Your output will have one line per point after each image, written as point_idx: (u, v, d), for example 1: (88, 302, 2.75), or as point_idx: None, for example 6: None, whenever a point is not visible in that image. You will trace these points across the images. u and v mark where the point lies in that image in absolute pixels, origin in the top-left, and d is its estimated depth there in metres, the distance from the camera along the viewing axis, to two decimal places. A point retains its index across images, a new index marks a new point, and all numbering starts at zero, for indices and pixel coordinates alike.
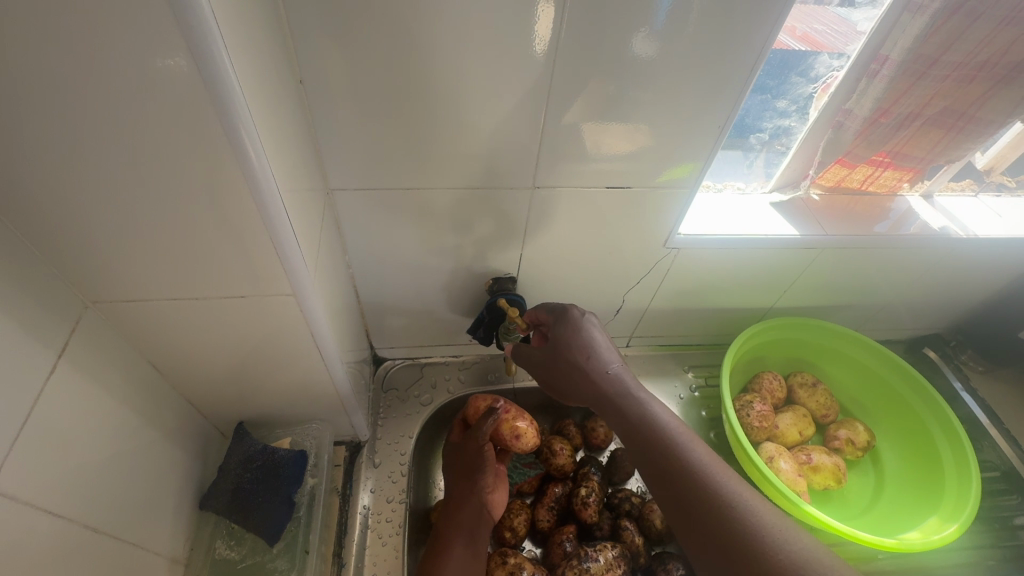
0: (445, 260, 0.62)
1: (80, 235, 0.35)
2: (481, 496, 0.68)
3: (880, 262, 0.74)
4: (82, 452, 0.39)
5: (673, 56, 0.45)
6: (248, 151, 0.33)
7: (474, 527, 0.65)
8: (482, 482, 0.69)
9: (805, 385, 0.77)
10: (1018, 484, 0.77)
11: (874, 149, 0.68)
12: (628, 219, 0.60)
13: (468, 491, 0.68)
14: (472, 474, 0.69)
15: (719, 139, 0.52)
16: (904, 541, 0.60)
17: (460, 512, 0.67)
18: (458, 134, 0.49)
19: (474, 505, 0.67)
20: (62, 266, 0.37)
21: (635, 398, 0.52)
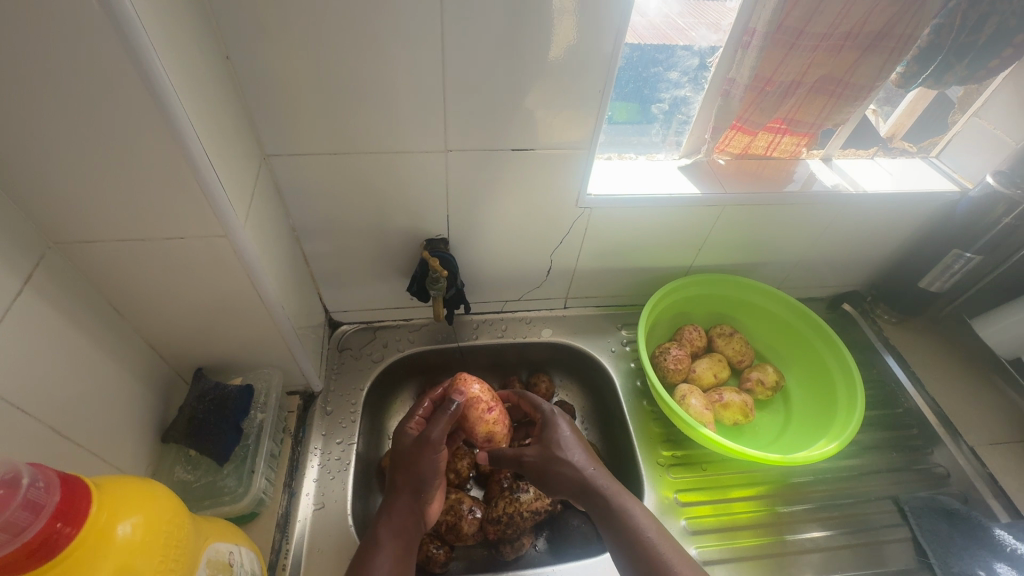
0: (379, 222, 0.70)
1: (42, 182, 0.43)
2: (418, 499, 0.66)
3: (783, 219, 0.81)
4: (48, 367, 0.47)
5: (548, 27, 0.52)
6: (171, 105, 0.40)
7: (405, 532, 0.63)
8: (421, 483, 0.66)
9: (723, 334, 0.85)
10: (925, 429, 0.83)
11: (767, 116, 0.76)
12: (539, 179, 0.68)
13: (404, 493, 0.65)
14: (411, 474, 0.66)
15: (602, 102, 0.60)
16: (789, 459, 0.69)
17: (394, 517, 0.64)
18: (371, 101, 0.56)
19: (410, 509, 0.65)
20: (26, 208, 0.44)
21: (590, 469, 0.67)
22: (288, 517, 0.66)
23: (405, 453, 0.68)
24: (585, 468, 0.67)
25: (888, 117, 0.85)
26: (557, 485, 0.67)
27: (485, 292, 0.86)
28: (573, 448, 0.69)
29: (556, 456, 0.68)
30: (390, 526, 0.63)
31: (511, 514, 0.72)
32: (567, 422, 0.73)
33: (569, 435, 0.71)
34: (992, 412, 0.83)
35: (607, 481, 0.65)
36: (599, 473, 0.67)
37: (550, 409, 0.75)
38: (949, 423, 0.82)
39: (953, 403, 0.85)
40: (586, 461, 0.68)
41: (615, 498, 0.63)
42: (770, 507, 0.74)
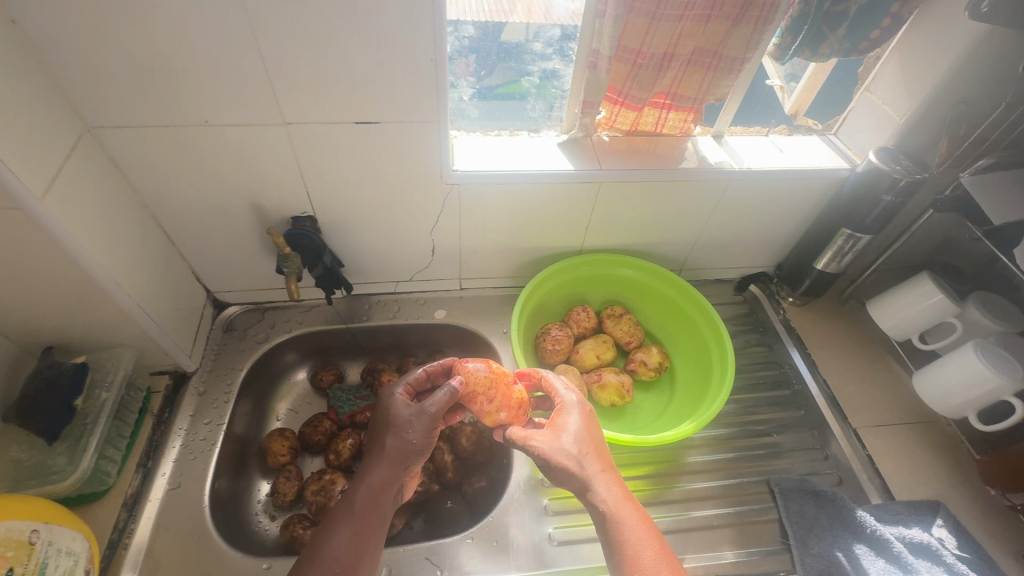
0: (236, 200, 0.68)
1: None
2: (398, 469, 0.60)
3: (671, 197, 0.79)
4: None
5: None
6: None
7: (376, 505, 0.58)
8: (410, 457, 0.61)
9: (613, 316, 0.84)
10: (818, 422, 0.80)
11: (647, 91, 0.73)
12: (395, 153, 0.66)
13: (386, 460, 0.60)
14: (397, 441, 0.61)
15: (438, 71, 0.57)
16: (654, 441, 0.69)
17: (369, 484, 0.59)
18: (189, 70, 0.54)
19: (390, 482, 0.59)
20: None
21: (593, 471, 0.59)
22: (139, 497, 0.66)
23: (396, 420, 0.62)
24: (589, 469, 0.59)
25: (791, 93, 0.82)
26: (559, 477, 0.60)
27: (371, 273, 0.84)
28: (584, 443, 0.61)
29: (565, 449, 0.60)
30: (364, 498, 0.58)
31: None
32: (580, 414, 0.63)
33: (580, 428, 0.62)
34: (881, 395, 0.82)
35: (615, 489, 0.58)
36: (607, 475, 0.59)
37: (569, 397, 0.65)
38: (837, 405, 0.81)
39: (844, 386, 0.84)
40: (597, 459, 0.60)
41: (619, 512, 0.57)
42: (644, 487, 0.73)
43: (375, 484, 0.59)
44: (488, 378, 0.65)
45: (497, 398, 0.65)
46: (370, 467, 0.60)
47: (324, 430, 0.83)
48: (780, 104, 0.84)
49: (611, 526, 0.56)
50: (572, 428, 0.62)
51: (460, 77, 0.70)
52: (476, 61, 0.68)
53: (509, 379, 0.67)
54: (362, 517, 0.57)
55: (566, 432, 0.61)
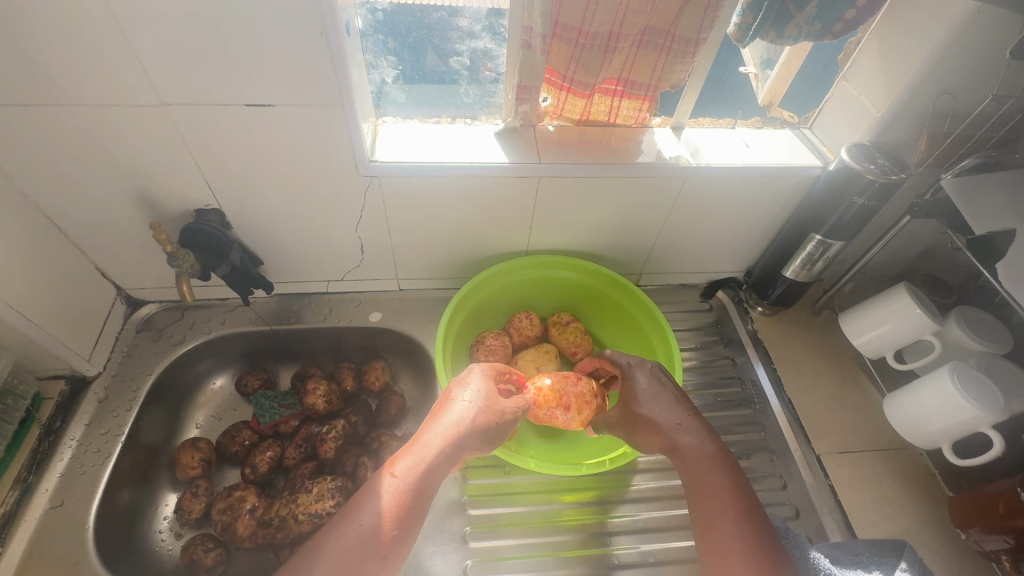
0: (127, 191, 0.61)
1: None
2: (469, 448, 0.56)
3: (623, 195, 0.72)
4: None
5: None
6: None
7: (433, 478, 0.53)
8: (488, 433, 0.57)
9: (559, 324, 0.77)
10: (779, 446, 0.72)
11: (594, 76, 0.65)
12: (301, 142, 0.59)
13: (465, 434, 0.55)
14: (480, 418, 0.57)
15: (330, 45, 0.50)
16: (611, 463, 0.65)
17: (439, 453, 0.54)
18: (40, 43, 0.47)
19: (463, 450, 0.56)
20: None
21: (671, 421, 0.58)
22: (15, 515, 0.60)
23: (480, 390, 0.59)
24: (671, 422, 0.58)
25: (765, 81, 0.73)
26: (643, 438, 0.59)
27: (296, 272, 0.77)
28: (664, 400, 0.60)
29: (639, 409, 0.59)
30: (435, 456, 0.53)
31: (284, 517, 0.66)
32: (647, 372, 0.62)
33: (650, 387, 0.61)
34: (850, 416, 0.75)
35: (702, 440, 0.56)
36: (689, 426, 0.57)
37: (625, 360, 0.64)
38: (801, 427, 0.74)
39: (812, 407, 0.76)
40: (680, 414, 0.58)
41: (708, 461, 0.54)
42: (591, 515, 0.66)
43: (450, 444, 0.54)
44: (551, 391, 0.65)
45: (569, 402, 0.65)
46: (450, 422, 0.55)
47: (242, 440, 0.76)
48: (752, 94, 0.75)
49: (698, 476, 0.53)
50: (646, 382, 0.61)
51: (379, 56, 0.62)
52: (394, 38, 0.61)
53: (573, 377, 0.66)
54: (427, 476, 0.53)
55: (641, 387, 0.61)
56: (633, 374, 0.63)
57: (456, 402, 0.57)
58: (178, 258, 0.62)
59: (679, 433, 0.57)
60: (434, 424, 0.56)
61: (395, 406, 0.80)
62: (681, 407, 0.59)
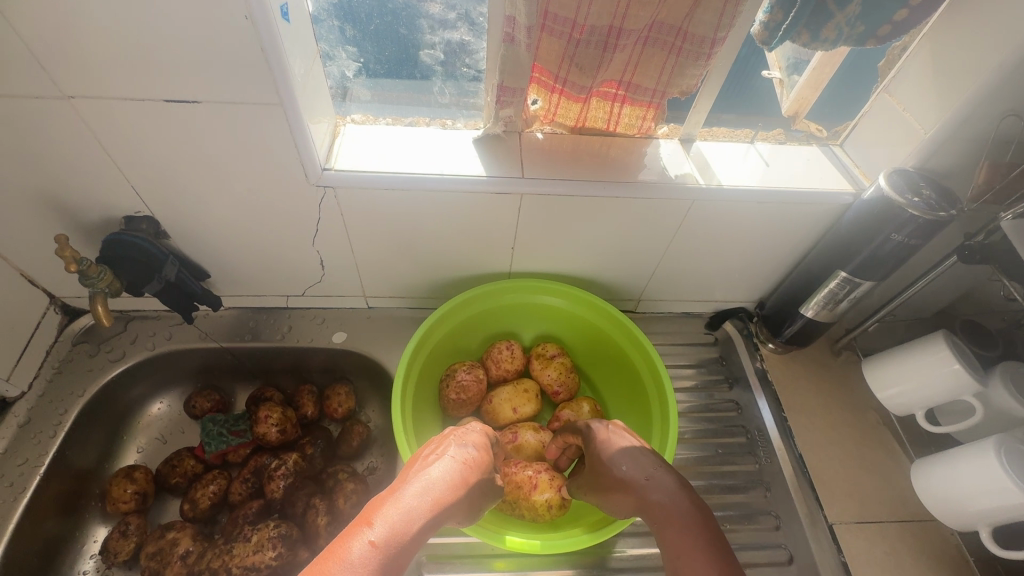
0: (41, 194, 0.53)
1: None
2: (449, 517, 0.44)
3: (620, 217, 0.62)
4: None
5: None
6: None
7: (412, 550, 0.39)
8: (470, 505, 0.47)
9: (542, 357, 0.68)
10: (786, 510, 0.63)
11: (590, 78, 0.56)
12: (238, 145, 0.50)
13: (455, 497, 0.44)
14: (472, 478, 0.46)
15: (257, 33, 0.41)
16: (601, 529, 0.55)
17: (429, 514, 0.41)
18: None
19: (448, 518, 0.44)
20: None
21: (640, 476, 0.46)
22: None
23: (476, 445, 0.50)
24: (638, 477, 0.47)
25: (791, 88, 0.63)
26: (614, 503, 0.48)
27: (249, 285, 0.69)
28: (630, 453, 0.49)
29: (606, 471, 0.49)
30: (426, 518, 0.41)
31: (215, 570, 0.58)
32: (614, 430, 0.53)
33: (612, 445, 0.51)
34: (867, 477, 0.66)
35: (674, 493, 0.44)
36: (660, 479, 0.46)
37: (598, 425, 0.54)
38: (812, 488, 0.65)
39: (825, 465, 0.67)
40: (649, 465, 0.47)
41: (680, 519, 0.42)
42: None
43: (442, 507, 0.42)
44: (520, 483, 0.56)
45: (531, 506, 0.56)
46: (444, 477, 0.44)
47: (184, 471, 0.69)
48: (775, 103, 0.65)
49: (670, 540, 0.41)
50: (616, 440, 0.51)
51: (336, 46, 0.53)
52: (354, 25, 0.52)
53: (549, 484, 0.56)
54: (414, 543, 0.39)
55: (609, 445, 0.51)
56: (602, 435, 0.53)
57: (448, 455, 0.47)
58: (94, 275, 0.54)
59: (651, 490, 0.45)
60: (423, 473, 0.44)
61: (357, 439, 0.72)
62: (652, 460, 0.48)
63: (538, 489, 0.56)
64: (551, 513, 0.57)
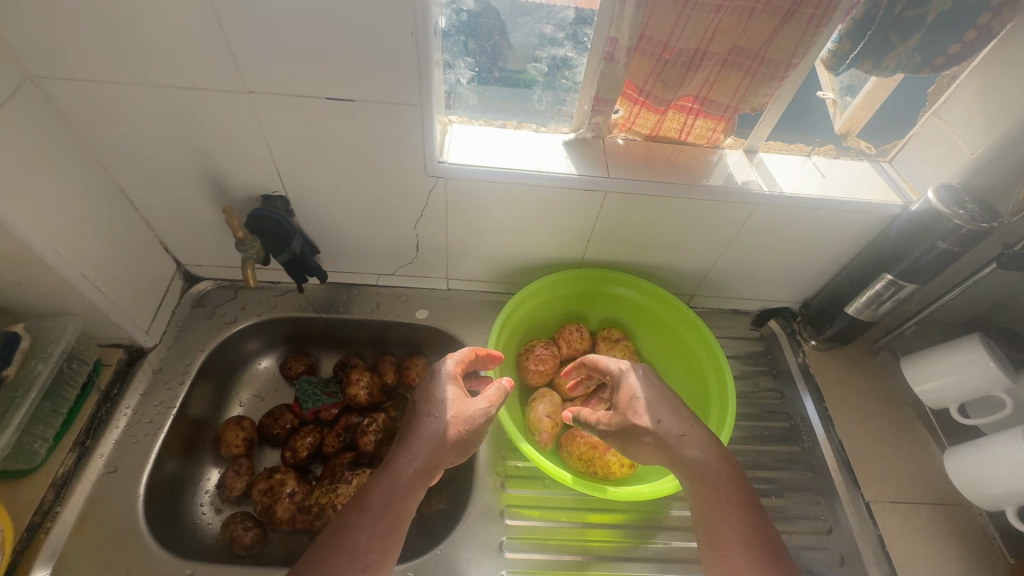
0: (200, 170, 0.62)
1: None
2: (439, 457, 0.57)
3: (688, 216, 0.70)
4: None
5: None
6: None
7: (405, 497, 0.54)
8: (459, 442, 0.58)
9: (608, 339, 0.76)
10: (826, 488, 0.70)
11: (672, 92, 0.64)
12: (373, 138, 0.59)
13: (430, 446, 0.57)
14: (446, 426, 0.58)
15: (418, 46, 0.50)
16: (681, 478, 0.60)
17: (410, 470, 0.55)
18: (135, 22, 0.48)
19: (435, 462, 0.57)
20: None
21: (673, 429, 0.55)
22: (71, 476, 0.61)
23: (450, 393, 0.60)
24: (675, 433, 0.55)
25: (844, 109, 0.70)
26: (641, 449, 0.57)
27: (350, 262, 0.78)
28: (667, 408, 0.57)
29: (638, 420, 0.56)
30: (405, 476, 0.55)
31: (323, 505, 0.66)
32: (642, 376, 0.60)
33: (647, 393, 0.58)
34: (900, 464, 0.73)
35: (708, 453, 0.54)
36: (694, 439, 0.55)
37: (616, 365, 0.62)
38: (851, 470, 0.71)
39: (862, 451, 0.74)
40: (684, 423, 0.56)
41: (714, 477, 0.53)
42: (633, 536, 0.66)
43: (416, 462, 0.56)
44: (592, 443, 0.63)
45: (600, 460, 0.63)
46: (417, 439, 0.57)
47: (284, 423, 0.78)
48: (829, 122, 0.72)
49: (706, 494, 0.52)
50: (646, 388, 0.58)
51: (457, 57, 0.61)
52: (476, 39, 0.60)
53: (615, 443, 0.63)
54: (400, 499, 0.54)
55: (639, 392, 0.58)
56: (629, 380, 0.60)
57: (420, 417, 0.59)
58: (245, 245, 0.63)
59: (685, 446, 0.55)
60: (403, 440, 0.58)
61: None
62: (686, 416, 0.57)
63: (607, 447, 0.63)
64: (618, 470, 0.63)
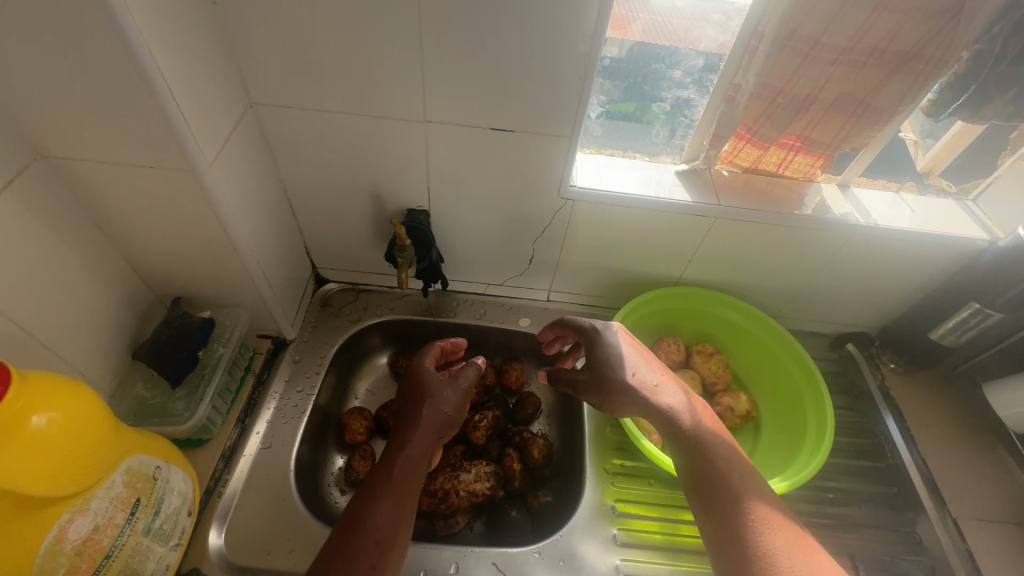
0: (362, 186, 0.72)
1: (13, 83, 0.45)
2: (433, 436, 0.66)
3: (785, 243, 0.77)
4: (29, 282, 0.52)
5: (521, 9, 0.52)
6: (121, 20, 0.40)
7: (412, 474, 0.62)
8: (443, 422, 0.68)
9: (703, 353, 0.82)
10: (911, 501, 0.75)
11: (778, 130, 0.71)
12: (518, 163, 0.67)
13: (423, 428, 0.66)
14: (432, 410, 0.68)
15: (584, 89, 0.58)
16: (791, 481, 0.65)
17: (410, 451, 0.64)
18: (349, 64, 0.57)
19: (428, 442, 0.66)
20: (24, 131, 0.49)
21: (648, 379, 0.65)
22: (235, 449, 0.69)
23: (426, 380, 0.71)
24: (650, 384, 0.65)
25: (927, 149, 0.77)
26: (624, 404, 0.65)
27: (467, 270, 0.86)
28: (638, 363, 0.66)
29: (618, 376, 0.65)
30: (405, 456, 0.63)
31: (447, 490, 0.73)
32: (614, 333, 0.69)
33: (621, 350, 0.67)
34: (981, 483, 0.77)
35: (674, 398, 0.64)
36: (665, 387, 0.65)
37: (590, 324, 0.71)
38: (935, 486, 0.76)
39: (943, 469, 0.78)
40: (655, 375, 0.65)
41: (683, 420, 0.62)
42: None
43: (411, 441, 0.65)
44: None
45: None
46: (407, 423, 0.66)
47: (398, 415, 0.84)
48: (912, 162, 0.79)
49: (681, 434, 0.61)
50: (613, 340, 0.68)
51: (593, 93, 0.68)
52: (612, 81, 0.68)
53: None
54: (404, 475, 0.62)
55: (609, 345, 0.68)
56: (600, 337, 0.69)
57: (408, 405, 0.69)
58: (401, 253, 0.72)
59: (663, 398, 0.63)
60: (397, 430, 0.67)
61: (533, 405, 0.87)
62: (653, 367, 0.66)
63: None
64: None
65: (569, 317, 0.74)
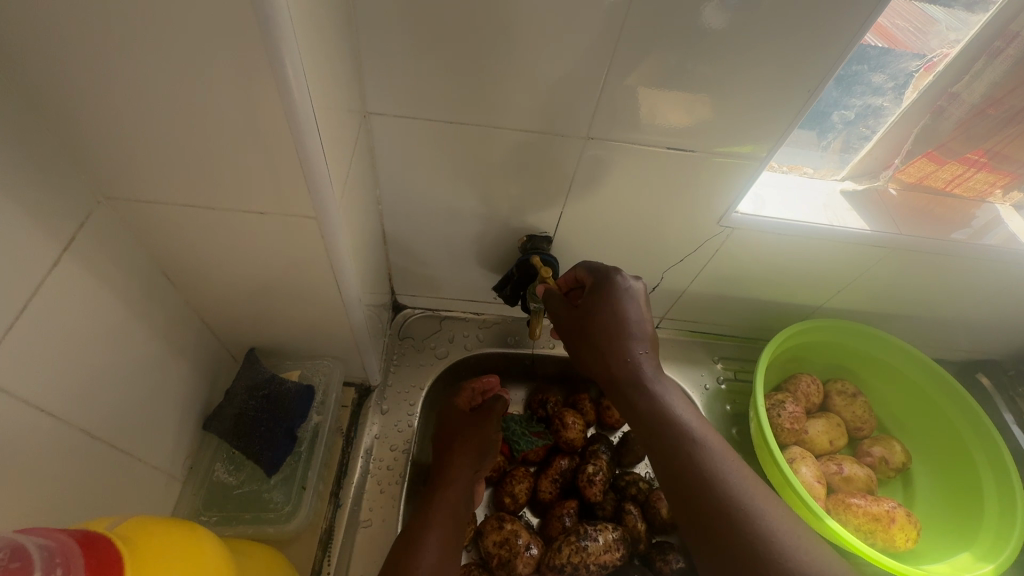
0: (477, 209, 0.59)
1: (77, 99, 0.31)
2: (476, 468, 0.60)
3: (956, 275, 0.67)
4: (96, 366, 0.39)
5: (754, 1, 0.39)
6: (273, 14, 0.27)
7: (457, 515, 0.55)
8: (482, 451, 0.62)
9: (844, 393, 0.72)
10: None
11: (971, 146, 0.59)
12: (682, 188, 0.55)
13: (468, 458, 0.60)
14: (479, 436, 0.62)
15: (807, 104, 0.46)
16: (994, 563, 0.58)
17: (454, 487, 0.57)
18: (502, 65, 0.44)
19: (468, 472, 0.59)
20: (88, 163, 0.35)
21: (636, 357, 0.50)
22: (330, 533, 0.58)
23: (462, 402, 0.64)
24: (644, 368, 0.50)
25: None
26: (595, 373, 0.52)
27: None
28: (637, 334, 0.50)
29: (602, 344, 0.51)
30: (449, 490, 0.57)
31: (577, 565, 0.63)
32: (634, 293, 0.52)
33: (633, 318, 0.51)
34: None
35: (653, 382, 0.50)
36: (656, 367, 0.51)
37: (605, 268, 0.53)
38: None
39: None
40: (647, 355, 0.51)
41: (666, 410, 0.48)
42: None
43: (453, 474, 0.58)
44: (868, 512, 0.61)
45: (880, 532, 0.61)
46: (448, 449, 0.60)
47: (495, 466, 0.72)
48: None
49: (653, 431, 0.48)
50: (626, 295, 0.51)
51: None
52: None
53: (889, 516, 0.60)
54: (441, 510, 0.55)
55: (623, 304, 0.51)
56: (618, 291, 0.51)
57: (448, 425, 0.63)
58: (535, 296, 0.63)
59: (665, 389, 0.50)
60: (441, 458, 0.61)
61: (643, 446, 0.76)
62: (654, 342, 0.52)
63: (886, 517, 0.60)
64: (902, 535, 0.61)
65: (586, 261, 0.55)
